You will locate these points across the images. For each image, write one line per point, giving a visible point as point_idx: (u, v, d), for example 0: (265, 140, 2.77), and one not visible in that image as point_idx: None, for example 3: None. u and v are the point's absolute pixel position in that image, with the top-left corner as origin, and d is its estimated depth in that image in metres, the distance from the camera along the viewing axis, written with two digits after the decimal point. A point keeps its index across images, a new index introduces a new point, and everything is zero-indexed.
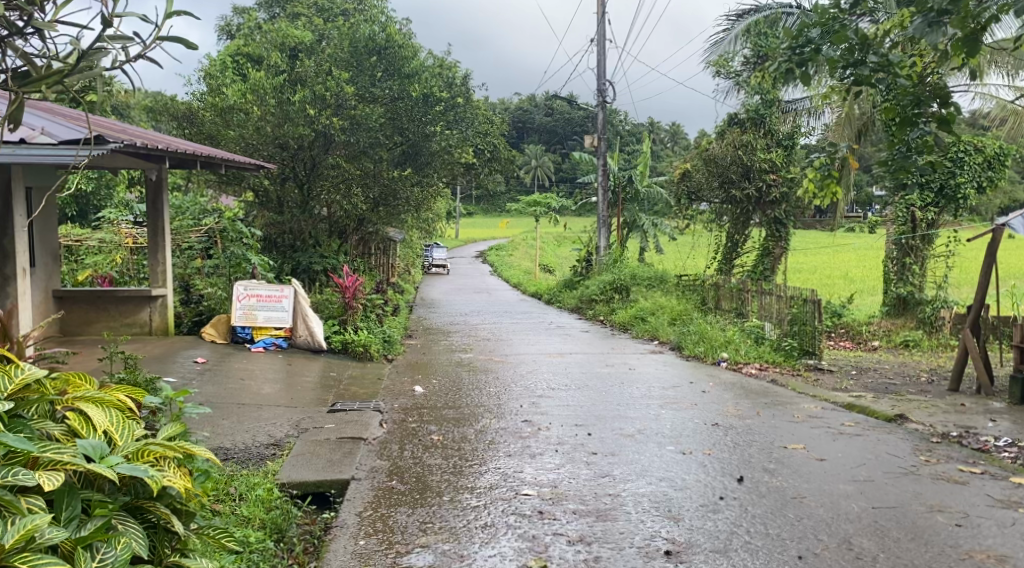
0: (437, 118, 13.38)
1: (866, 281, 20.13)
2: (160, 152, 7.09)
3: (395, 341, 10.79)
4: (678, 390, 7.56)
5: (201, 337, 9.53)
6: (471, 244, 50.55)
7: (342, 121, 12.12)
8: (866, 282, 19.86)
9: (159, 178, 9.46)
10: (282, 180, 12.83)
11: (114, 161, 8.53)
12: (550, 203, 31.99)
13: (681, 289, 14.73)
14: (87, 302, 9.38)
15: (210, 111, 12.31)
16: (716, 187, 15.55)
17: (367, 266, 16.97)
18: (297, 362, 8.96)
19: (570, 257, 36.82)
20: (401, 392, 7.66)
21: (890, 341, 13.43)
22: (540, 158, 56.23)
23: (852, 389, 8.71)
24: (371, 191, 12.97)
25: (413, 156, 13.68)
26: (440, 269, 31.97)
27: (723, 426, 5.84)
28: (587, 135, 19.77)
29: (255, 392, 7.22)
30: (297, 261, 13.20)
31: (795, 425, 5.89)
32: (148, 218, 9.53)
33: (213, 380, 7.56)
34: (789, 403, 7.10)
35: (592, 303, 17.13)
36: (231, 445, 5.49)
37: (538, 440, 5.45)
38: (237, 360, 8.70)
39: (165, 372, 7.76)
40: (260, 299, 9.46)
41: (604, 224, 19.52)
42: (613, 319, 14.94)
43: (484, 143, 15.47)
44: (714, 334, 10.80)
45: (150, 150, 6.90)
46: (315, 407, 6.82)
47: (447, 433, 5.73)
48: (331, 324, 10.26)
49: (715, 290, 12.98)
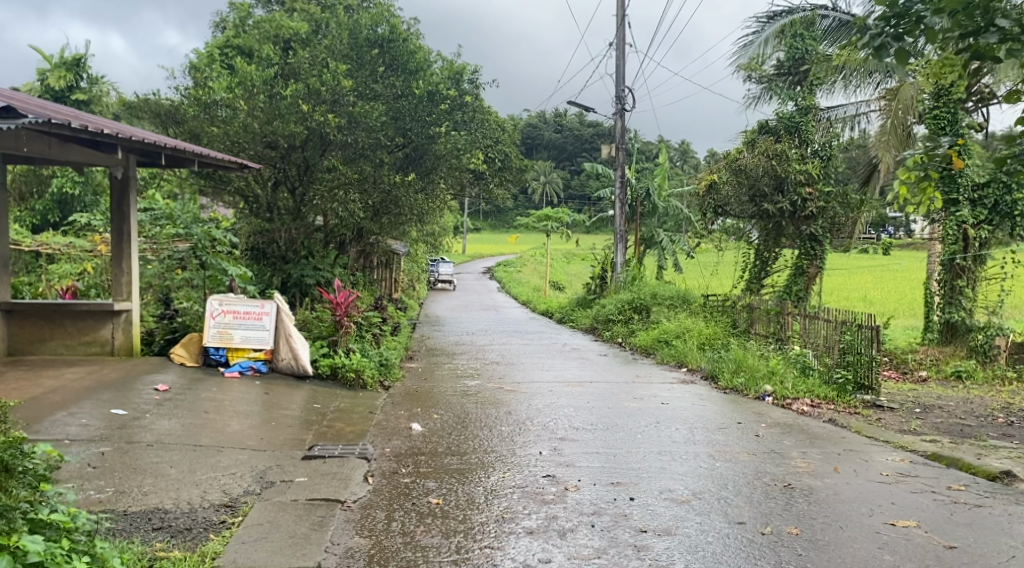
0: (443, 119, 12.30)
1: (900, 304, 18.60)
2: (105, 137, 5.94)
3: (393, 365, 9.54)
4: (726, 433, 6.33)
5: (171, 358, 8.37)
6: (478, 260, 49.37)
7: (340, 118, 10.96)
8: (899, 306, 18.28)
9: (125, 175, 8.30)
10: (273, 185, 11.73)
11: (67, 153, 7.43)
12: (561, 217, 30.89)
13: (708, 310, 13.42)
14: (40, 317, 8.25)
15: (194, 107, 11.23)
16: (745, 202, 14.26)
17: (367, 279, 15.77)
18: (277, 390, 7.74)
19: (580, 274, 35.57)
20: (395, 431, 6.43)
21: (939, 371, 12.06)
22: (549, 175, 55.17)
23: (925, 432, 7.42)
24: (370, 196, 11.81)
25: (417, 160, 12.61)
26: (446, 284, 30.76)
27: (798, 487, 4.64)
28: (604, 146, 18.61)
29: (219, 429, 6.01)
30: (289, 274, 12.00)
31: (887, 489, 4.67)
32: (112, 223, 8.38)
33: (174, 413, 6.36)
34: (864, 452, 5.85)
35: (608, 323, 15.85)
36: (173, 506, 4.30)
37: (568, 507, 4.24)
38: (208, 387, 7.50)
39: (117, 402, 6.57)
40: (237, 316, 8.32)
41: (621, 239, 18.30)
42: (633, 343, 13.67)
43: (494, 151, 14.32)
44: (753, 362, 9.53)
45: (92, 133, 5.74)
46: (289, 451, 5.59)
47: (450, 494, 4.51)
48: (319, 345, 9.02)
49: (747, 313, 11.74)
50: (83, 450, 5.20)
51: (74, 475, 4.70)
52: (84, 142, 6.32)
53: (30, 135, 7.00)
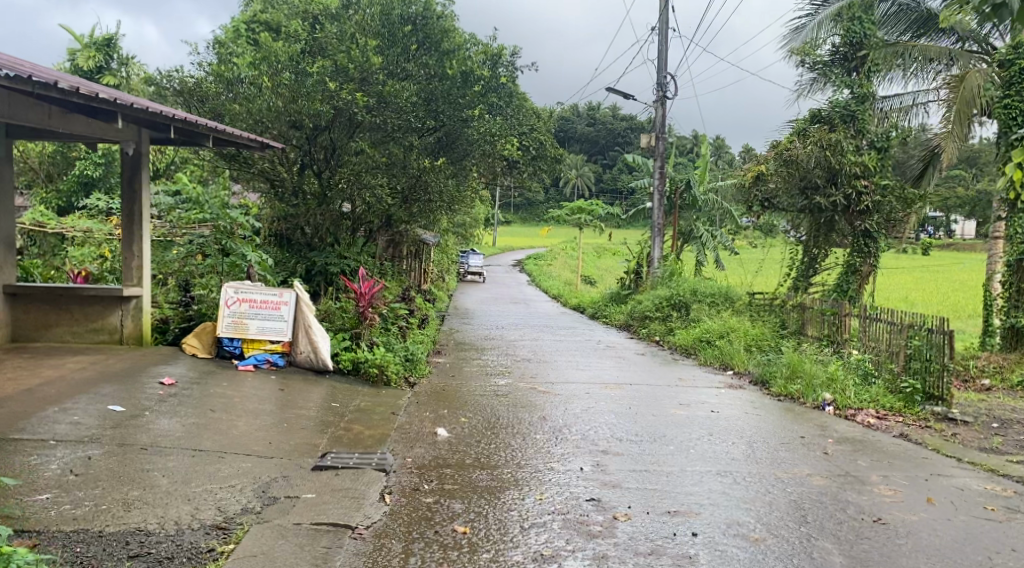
0: (476, 100, 11.63)
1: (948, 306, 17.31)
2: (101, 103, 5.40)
3: (419, 360, 8.91)
4: (792, 451, 5.60)
5: (182, 349, 7.84)
6: (509, 252, 48.71)
7: (368, 98, 10.35)
8: (944, 308, 16.92)
9: (136, 151, 7.74)
10: (298, 168, 11.19)
11: (70, 124, 6.87)
12: (594, 210, 30.03)
13: (754, 310, 12.58)
14: (45, 301, 7.73)
15: (216, 85, 10.68)
16: (796, 194, 13.41)
17: (396, 269, 15.20)
18: (294, 387, 7.16)
19: (615, 269, 34.76)
20: (418, 437, 5.79)
21: (1004, 380, 10.82)
22: (582, 168, 54.15)
23: (1012, 451, 6.60)
24: (398, 181, 11.19)
25: (449, 145, 11.94)
26: (477, 276, 30.18)
27: (891, 524, 3.99)
28: (643, 134, 17.80)
29: (225, 430, 5.41)
30: (313, 262, 11.43)
31: (996, 531, 3.96)
32: (123, 201, 7.81)
33: (177, 411, 5.77)
34: (955, 478, 5.10)
35: (645, 320, 15.10)
36: (157, 527, 3.70)
37: (616, 545, 3.66)
38: (219, 381, 6.92)
39: (117, 396, 6.00)
40: (253, 304, 7.75)
41: (659, 233, 17.52)
42: (672, 342, 12.92)
43: (529, 139, 13.53)
44: (809, 367, 8.75)
45: (85, 97, 5.19)
46: (301, 459, 4.98)
47: (478, 523, 3.88)
48: (341, 337, 8.41)
49: (797, 313, 10.92)
50: (68, 453, 4.62)
51: (53, 483, 4.12)
52: (80, 109, 5.74)
53: (28, 102, 6.43)
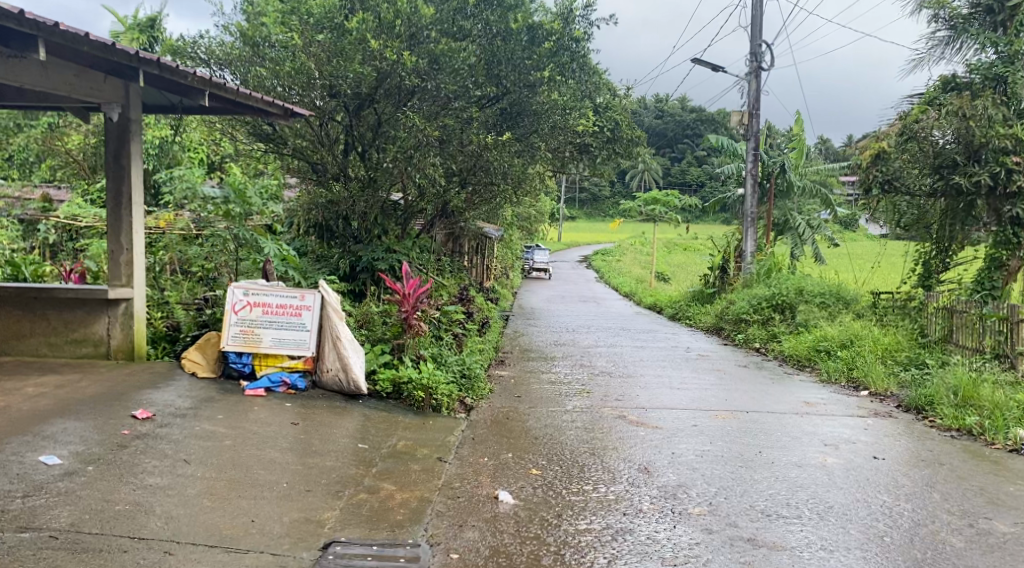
0: (546, 63, 9.81)
1: None
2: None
3: (478, 377, 7.12)
4: None
5: (182, 364, 6.25)
6: (574, 248, 46.62)
7: (417, 59, 8.65)
8: None
9: (120, 117, 6.15)
10: (342, 149, 9.64)
11: (19, 74, 5.33)
12: (669, 202, 27.78)
13: (883, 315, 10.40)
14: (17, 306, 6.26)
15: (243, 50, 9.08)
16: (926, 173, 10.32)
17: (455, 263, 13.49)
18: (317, 417, 5.49)
19: (690, 264, 32.38)
20: (473, 504, 4.04)
21: None
22: (650, 159, 51.57)
23: None
24: (454, 160, 9.46)
25: (515, 118, 10.18)
26: (542, 272, 28.25)
27: None
28: (735, 112, 15.55)
29: (194, 497, 3.74)
30: (357, 257, 9.82)
31: None
32: (108, 180, 6.24)
33: (139, 462, 4.13)
34: None
35: (740, 324, 13.00)
36: None
37: None
38: (217, 411, 5.29)
39: (67, 439, 4.40)
40: (268, 311, 6.11)
41: (752, 223, 15.33)
42: (779, 351, 10.86)
43: (604, 115, 11.51)
44: (986, 394, 6.64)
45: None
46: (293, 552, 3.31)
47: None
48: (381, 349, 6.70)
49: (944, 317, 8.74)
50: None
51: None
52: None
53: None
